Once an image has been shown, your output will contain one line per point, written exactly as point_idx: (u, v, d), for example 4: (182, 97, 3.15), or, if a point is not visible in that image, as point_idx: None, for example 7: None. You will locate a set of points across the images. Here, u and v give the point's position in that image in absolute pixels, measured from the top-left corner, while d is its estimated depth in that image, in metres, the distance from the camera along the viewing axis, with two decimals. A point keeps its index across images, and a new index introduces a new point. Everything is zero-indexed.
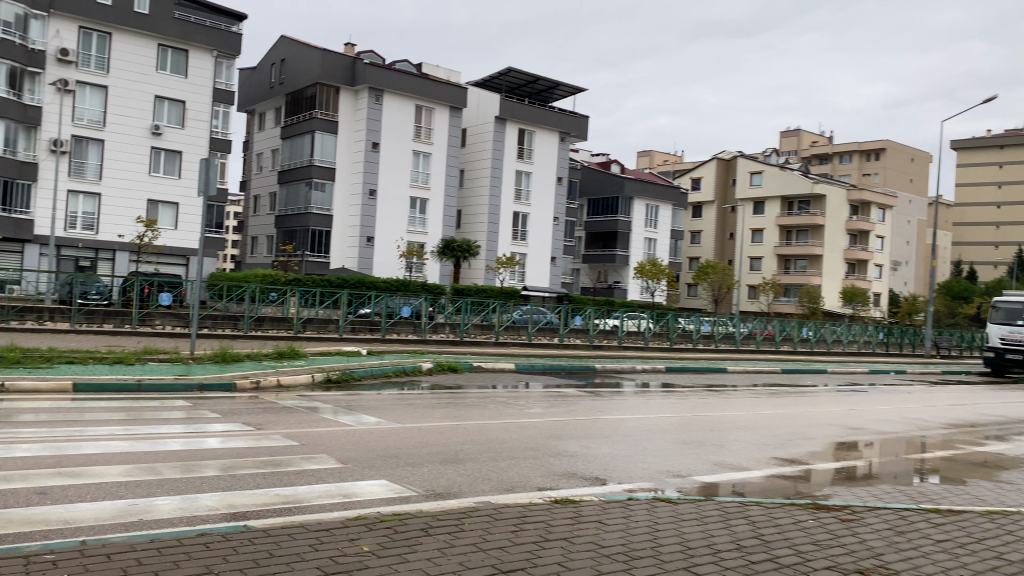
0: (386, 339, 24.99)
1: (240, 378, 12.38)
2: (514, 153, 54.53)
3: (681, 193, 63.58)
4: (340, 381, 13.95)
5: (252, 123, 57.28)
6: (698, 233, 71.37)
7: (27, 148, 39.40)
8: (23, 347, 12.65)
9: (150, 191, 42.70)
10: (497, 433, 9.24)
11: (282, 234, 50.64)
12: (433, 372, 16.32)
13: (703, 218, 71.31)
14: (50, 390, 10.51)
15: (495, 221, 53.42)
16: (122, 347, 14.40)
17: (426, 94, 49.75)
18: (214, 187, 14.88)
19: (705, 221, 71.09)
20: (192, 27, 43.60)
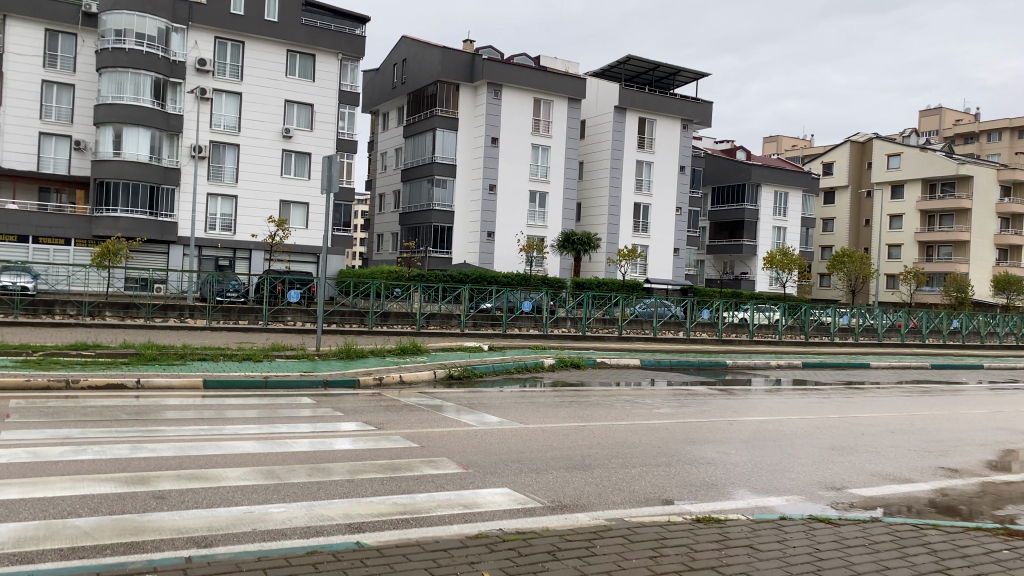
0: (507, 334, 24.77)
1: (363, 374, 12.33)
2: (635, 143, 53.39)
3: (812, 179, 60.53)
4: (462, 378, 13.73)
5: (375, 123, 58.71)
6: (830, 220, 67.81)
7: (171, 154, 41.74)
8: (160, 344, 13.07)
9: (282, 192, 44.38)
10: (626, 435, 8.69)
11: (406, 231, 51.62)
12: (555, 368, 15.89)
13: (836, 205, 67.69)
14: (182, 386, 10.73)
15: (615, 214, 52.65)
16: (251, 344, 14.71)
17: (544, 86, 49.34)
18: (336, 183, 14.91)
19: (838, 208, 67.44)
20: (318, 32, 44.85)
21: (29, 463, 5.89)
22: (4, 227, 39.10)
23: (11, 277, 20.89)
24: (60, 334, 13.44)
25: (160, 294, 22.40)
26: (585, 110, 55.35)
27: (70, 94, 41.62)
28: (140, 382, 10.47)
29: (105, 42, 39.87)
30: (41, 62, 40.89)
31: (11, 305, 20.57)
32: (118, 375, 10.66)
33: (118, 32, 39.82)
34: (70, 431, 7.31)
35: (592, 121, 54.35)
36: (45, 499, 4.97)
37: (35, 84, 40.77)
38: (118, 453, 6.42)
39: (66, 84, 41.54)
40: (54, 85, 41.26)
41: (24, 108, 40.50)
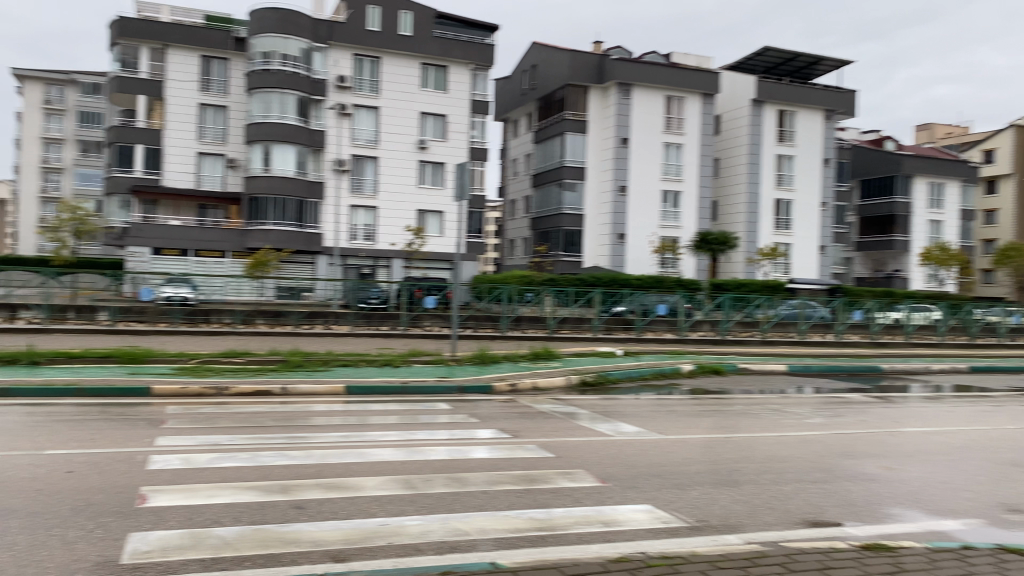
0: (642, 338, 24.27)
1: (497, 380, 12.26)
2: (773, 138, 51.30)
3: (971, 167, 56.17)
4: (597, 384, 13.41)
5: (507, 130, 59.33)
6: (993, 212, 62.55)
7: (315, 169, 43.73)
8: (303, 351, 13.50)
9: (418, 202, 45.51)
10: (776, 447, 8.13)
11: (538, 236, 51.83)
12: (695, 375, 15.30)
13: (1000, 195, 62.37)
14: (324, 392, 10.96)
15: (754, 211, 50.75)
16: (389, 350, 14.99)
17: (676, 83, 48.23)
18: (467, 190, 14.97)
19: (1002, 198, 62.13)
20: (450, 43, 45.70)
21: (179, 470, 6.10)
22: (170, 242, 42.06)
23: (171, 289, 21.76)
24: (215, 342, 14.15)
25: (307, 301, 23.39)
26: (719, 106, 53.71)
27: (223, 115, 44.44)
28: (285, 389, 10.82)
29: (254, 65, 42.23)
30: (198, 87, 43.90)
31: (170, 315, 21.88)
32: (265, 382, 11.05)
33: (265, 55, 42.10)
34: (219, 437, 7.58)
35: (728, 117, 52.67)
36: (193, 507, 5.09)
37: (192, 108, 43.81)
38: (262, 460, 6.56)
39: (220, 106, 44.38)
40: (209, 108, 44.20)
41: (183, 131, 43.60)
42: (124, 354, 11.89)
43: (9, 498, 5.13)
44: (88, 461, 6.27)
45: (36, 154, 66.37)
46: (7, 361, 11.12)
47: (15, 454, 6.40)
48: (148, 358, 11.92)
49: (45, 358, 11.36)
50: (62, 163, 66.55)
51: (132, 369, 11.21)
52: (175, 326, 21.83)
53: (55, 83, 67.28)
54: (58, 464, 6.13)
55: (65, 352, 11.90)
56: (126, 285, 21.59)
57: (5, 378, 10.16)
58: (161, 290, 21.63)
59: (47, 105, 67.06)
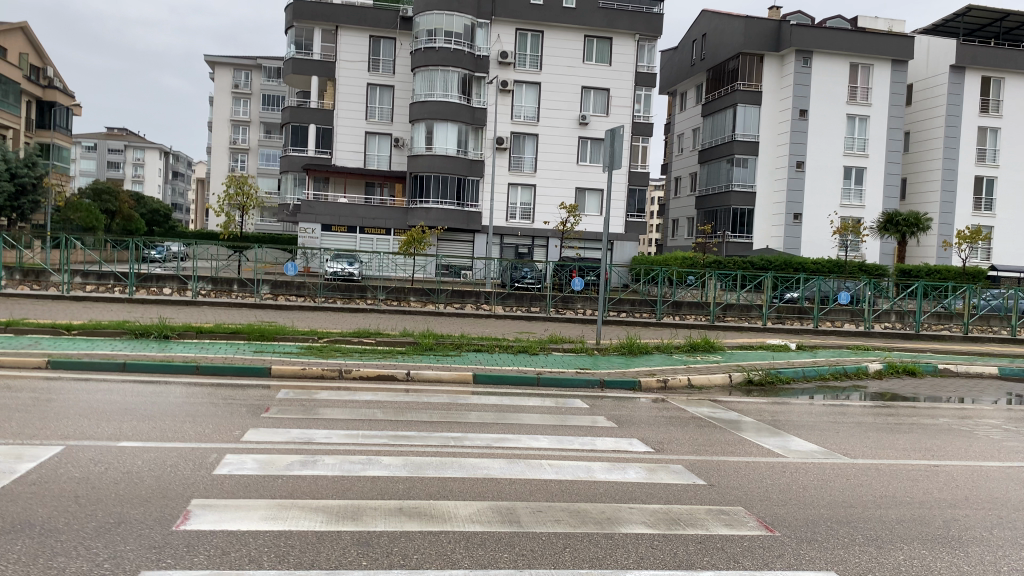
0: (819, 329, 21.86)
1: (646, 375, 10.77)
2: (977, 108, 45.70)
3: None
4: (763, 384, 11.53)
5: (673, 103, 56.73)
6: None
7: (476, 147, 43.57)
8: (436, 333, 12.60)
9: (578, 179, 44.17)
10: (1009, 484, 6.14)
11: (703, 215, 49.26)
12: (883, 376, 13.03)
13: None
14: (451, 380, 9.88)
15: (950, 189, 45.56)
16: (529, 335, 13.82)
17: (864, 49, 43.83)
18: (619, 158, 13.34)
19: None
20: (615, 14, 43.60)
21: (246, 480, 5.15)
22: (337, 218, 43.09)
23: (334, 264, 22.02)
24: (351, 320, 13.66)
25: (467, 281, 22.45)
26: (912, 73, 48.49)
27: (390, 95, 44.84)
28: (409, 374, 9.83)
29: (418, 43, 42.30)
30: (367, 67, 44.54)
31: (315, 291, 21.80)
32: (391, 366, 10.16)
33: (430, 32, 42.01)
34: (317, 434, 6.64)
35: (922, 85, 47.49)
36: (234, 541, 4.07)
37: (362, 88, 44.52)
38: (344, 469, 5.52)
39: (387, 86, 44.82)
40: (377, 87, 44.72)
41: (353, 111, 44.40)
42: (254, 330, 11.49)
43: (38, 508, 4.36)
44: (157, 460, 5.50)
45: (225, 136, 70.53)
46: (140, 334, 10.96)
47: (88, 445, 5.76)
48: (276, 334, 11.43)
49: (176, 332, 11.15)
50: (248, 144, 70.78)
51: (257, 347, 10.71)
52: (324, 302, 21.75)
53: (243, 68, 71.25)
54: (121, 461, 5.39)
55: (198, 326, 11.64)
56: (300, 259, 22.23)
57: (130, 353, 9.90)
58: (327, 266, 21.79)
59: (235, 90, 71.10)
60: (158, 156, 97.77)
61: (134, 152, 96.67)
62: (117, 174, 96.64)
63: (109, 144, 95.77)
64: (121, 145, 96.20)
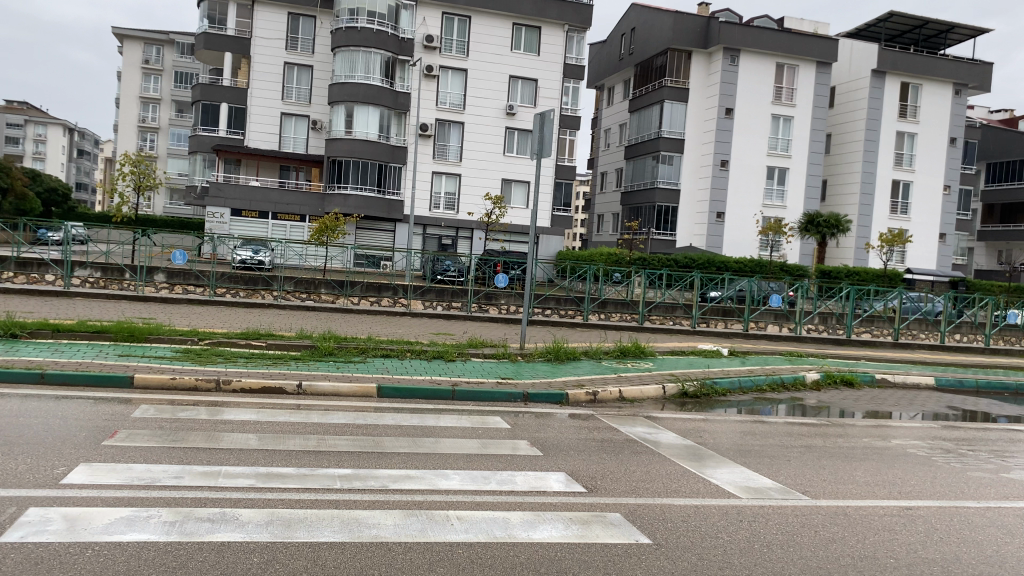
0: (751, 334, 21.14)
1: (574, 387, 9.64)
2: (895, 112, 46.52)
3: None
4: (699, 397, 10.57)
5: (601, 98, 56.17)
6: None
7: (398, 134, 41.94)
8: (339, 335, 11.19)
9: (504, 171, 43.05)
10: (1000, 536, 5.19)
11: (628, 211, 48.78)
12: (821, 387, 12.27)
13: None
14: (351, 394, 8.55)
15: (869, 192, 46.32)
16: (446, 337, 12.56)
17: (790, 50, 44.02)
18: (549, 146, 12.09)
19: None
20: (545, 3, 42.55)
21: (39, 555, 3.76)
22: (249, 203, 40.80)
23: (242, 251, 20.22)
24: (245, 318, 12.19)
25: (386, 272, 20.91)
26: (835, 76, 49.05)
27: (309, 76, 42.74)
28: (301, 386, 8.48)
29: (340, 23, 40.36)
30: (285, 45, 42.30)
31: (206, 280, 19.92)
32: (279, 376, 8.78)
33: (352, 12, 40.19)
34: (169, 473, 5.25)
35: (844, 88, 48.07)
36: None
37: (279, 67, 42.26)
38: (187, 533, 4.17)
39: (306, 66, 42.68)
40: (296, 67, 42.55)
41: (268, 90, 42.11)
42: (123, 328, 9.93)
43: None
44: None
45: (134, 114, 66.87)
46: None
47: None
48: (149, 335, 9.94)
49: (27, 330, 9.45)
50: (159, 124, 67.16)
51: (124, 351, 9.19)
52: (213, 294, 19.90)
53: (154, 43, 67.53)
54: None
55: (54, 324, 9.94)
56: (206, 247, 19.93)
57: None
58: (236, 253, 20.18)
59: (146, 66, 67.33)
60: (62, 133, 92.39)
61: (35, 128, 90.77)
62: (17, 150, 90.60)
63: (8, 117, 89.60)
64: (21, 120, 90.45)
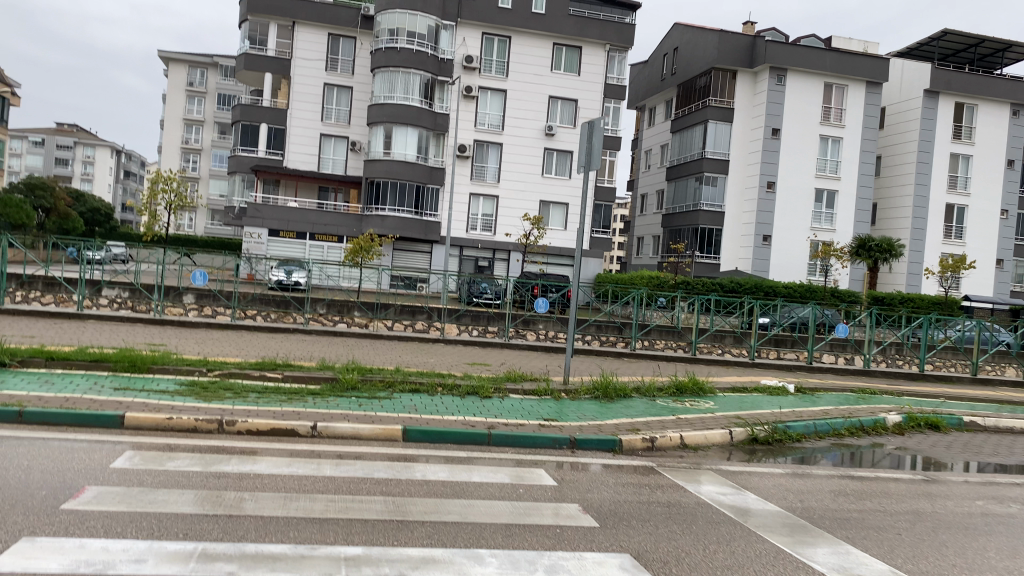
0: (815, 365, 19.49)
1: (628, 432, 8.41)
2: (949, 133, 44.59)
3: None
4: (770, 444, 9.24)
5: (642, 118, 54.99)
6: None
7: (436, 154, 41.17)
8: (364, 366, 10.09)
9: (542, 192, 41.98)
10: None
11: (670, 234, 47.37)
12: (904, 431, 10.82)
13: None
14: (373, 437, 7.42)
15: (922, 216, 44.35)
16: (481, 369, 11.41)
17: (840, 69, 42.40)
18: (597, 156, 10.87)
19: None
20: (586, 22, 41.62)
21: None
22: (285, 223, 40.18)
23: (280, 272, 19.50)
24: (261, 346, 11.14)
25: (420, 293, 19.85)
26: (885, 96, 47.27)
27: (348, 96, 42.26)
28: (315, 429, 7.37)
29: (378, 42, 39.76)
30: (324, 66, 41.87)
31: (231, 301, 19.00)
32: (291, 416, 7.66)
33: (391, 31, 39.52)
34: (128, 554, 4.14)
35: (896, 108, 46.31)
36: None
37: (317, 87, 41.84)
38: None
39: (345, 87, 42.22)
40: (334, 88, 42.12)
41: (306, 110, 41.67)
42: (124, 356, 8.94)
43: None
44: None
45: (177, 136, 67.39)
46: None
47: None
48: (152, 364, 8.94)
49: (18, 358, 8.52)
50: (201, 145, 67.51)
51: (123, 384, 8.20)
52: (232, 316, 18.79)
53: (199, 66, 67.22)
54: None
55: (49, 351, 8.97)
56: (243, 266, 19.36)
57: None
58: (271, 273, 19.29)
59: (189, 88, 67.76)
60: (110, 155, 93.58)
61: (84, 149, 92.00)
62: (65, 171, 91.92)
63: (58, 139, 91.05)
64: (71, 141, 91.82)
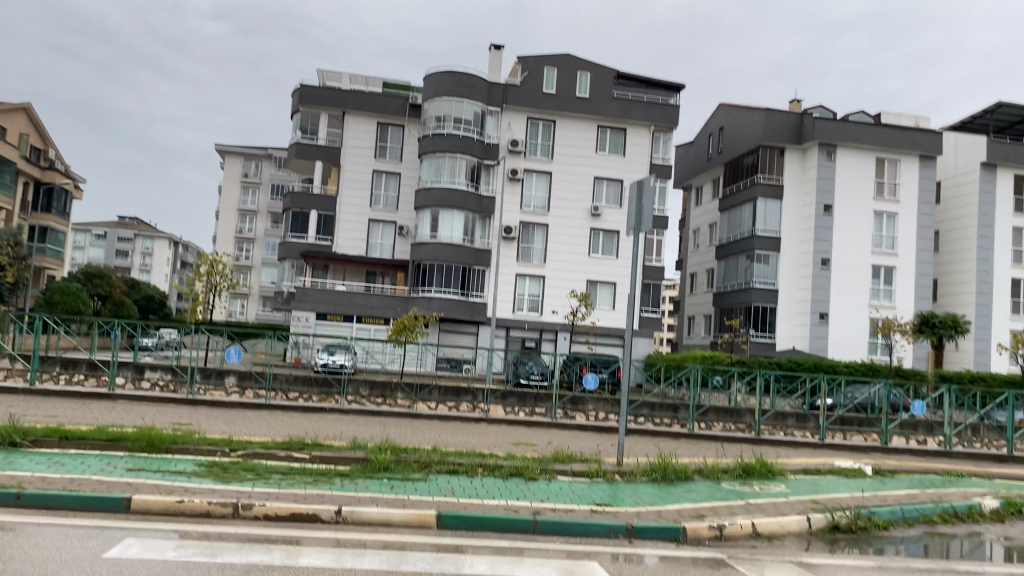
0: (892, 447, 18.08)
1: (693, 519, 7.45)
2: (1010, 206, 43.16)
3: None
4: (854, 532, 8.15)
5: (689, 198, 54.56)
6: None
7: (483, 236, 41.05)
8: (400, 447, 9.35)
9: (590, 273, 41.39)
10: None
11: (722, 312, 46.24)
12: (1005, 519, 9.58)
13: None
14: (404, 523, 6.62)
15: (986, 291, 42.55)
16: (528, 449, 10.55)
17: (891, 144, 41.60)
18: (648, 222, 10.23)
19: None
20: (630, 104, 41.77)
21: None
22: (332, 307, 40.14)
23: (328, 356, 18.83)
24: (293, 425, 10.47)
25: (464, 375, 19.40)
26: (940, 170, 46.15)
27: (396, 181, 42.76)
28: (340, 513, 6.60)
29: (425, 129, 40.35)
30: (372, 153, 42.58)
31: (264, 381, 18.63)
32: (315, 499, 6.92)
33: (438, 118, 40.10)
34: None
35: (952, 182, 45.09)
36: None
37: (366, 173, 42.46)
38: None
39: (393, 173, 42.77)
40: (382, 174, 42.70)
41: (355, 196, 42.18)
42: (143, 436, 8.36)
43: None
44: None
45: (232, 225, 69.02)
46: None
47: None
48: (172, 444, 8.33)
49: (32, 437, 7.99)
50: (254, 234, 68.87)
51: (138, 465, 7.58)
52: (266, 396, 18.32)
53: (254, 158, 69.65)
54: None
55: (66, 430, 8.46)
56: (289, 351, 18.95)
57: None
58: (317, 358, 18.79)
59: (244, 179, 69.68)
60: (168, 246, 96.28)
61: (143, 241, 94.79)
62: (125, 262, 94.68)
63: (120, 232, 94.14)
64: (131, 234, 94.77)
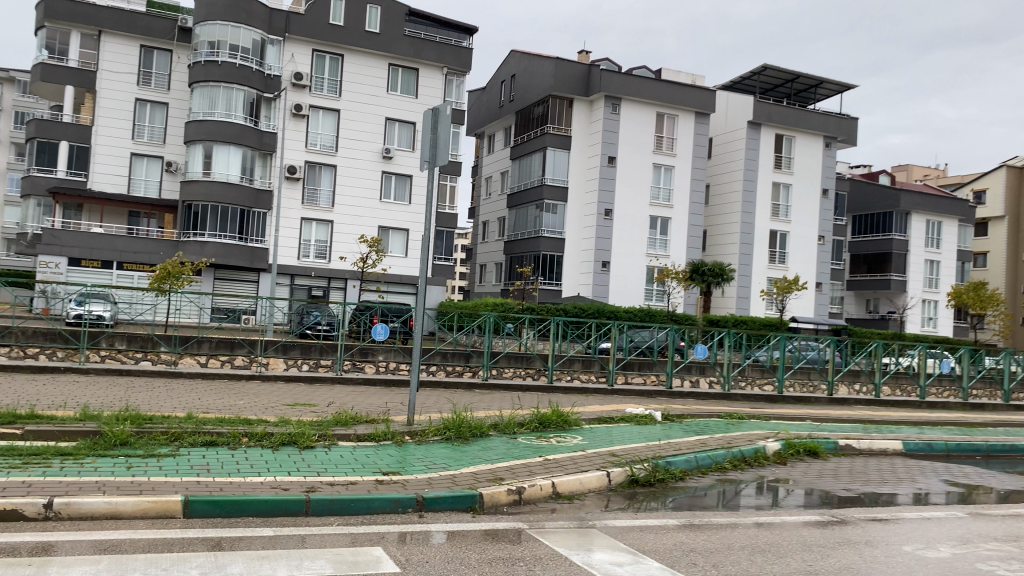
0: (676, 391, 18.76)
1: (489, 483, 6.70)
2: (771, 163, 46.76)
3: (969, 207, 54.72)
4: (651, 485, 7.83)
5: (481, 146, 54.22)
6: (983, 254, 59.60)
7: (263, 175, 38.30)
8: (145, 415, 7.83)
9: (381, 218, 39.93)
10: None
11: (512, 261, 46.58)
12: (786, 460, 9.81)
13: (991, 237, 59.22)
14: (141, 515, 5.29)
15: (748, 241, 46.02)
16: (307, 411, 9.38)
17: (670, 99, 43.44)
18: (443, 154, 9.24)
19: (994, 240, 58.93)
20: (422, 44, 40.36)
21: None
22: (87, 251, 35.77)
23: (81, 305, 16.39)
24: (11, 393, 8.55)
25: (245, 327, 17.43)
26: (712, 127, 49.06)
27: (163, 113, 38.47)
28: (51, 507, 5.15)
29: (197, 55, 36.53)
30: (135, 80, 37.88)
31: None
32: (17, 489, 5.38)
33: (211, 44, 36.40)
34: None
35: (722, 139, 48.07)
36: None
37: (127, 103, 37.78)
38: None
39: (160, 103, 38.41)
40: (147, 103, 38.20)
41: (114, 128, 37.44)
42: None
43: None
44: None
45: None
46: None
47: None
48: None
49: None
50: None
51: None
52: None
53: None
54: None
55: None
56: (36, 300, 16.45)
57: None
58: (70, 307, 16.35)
59: None
60: None
61: None
62: None
63: None
64: None
